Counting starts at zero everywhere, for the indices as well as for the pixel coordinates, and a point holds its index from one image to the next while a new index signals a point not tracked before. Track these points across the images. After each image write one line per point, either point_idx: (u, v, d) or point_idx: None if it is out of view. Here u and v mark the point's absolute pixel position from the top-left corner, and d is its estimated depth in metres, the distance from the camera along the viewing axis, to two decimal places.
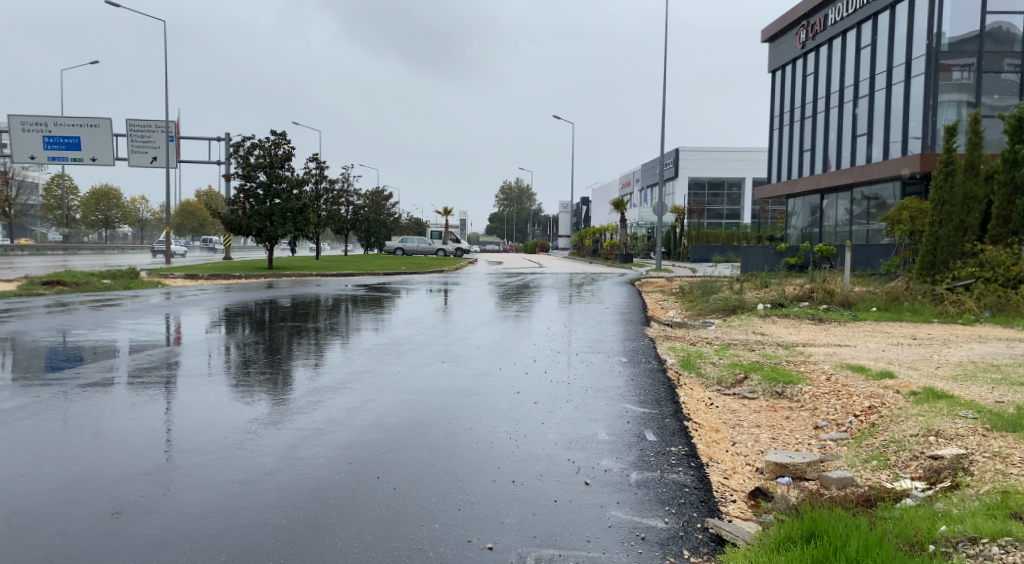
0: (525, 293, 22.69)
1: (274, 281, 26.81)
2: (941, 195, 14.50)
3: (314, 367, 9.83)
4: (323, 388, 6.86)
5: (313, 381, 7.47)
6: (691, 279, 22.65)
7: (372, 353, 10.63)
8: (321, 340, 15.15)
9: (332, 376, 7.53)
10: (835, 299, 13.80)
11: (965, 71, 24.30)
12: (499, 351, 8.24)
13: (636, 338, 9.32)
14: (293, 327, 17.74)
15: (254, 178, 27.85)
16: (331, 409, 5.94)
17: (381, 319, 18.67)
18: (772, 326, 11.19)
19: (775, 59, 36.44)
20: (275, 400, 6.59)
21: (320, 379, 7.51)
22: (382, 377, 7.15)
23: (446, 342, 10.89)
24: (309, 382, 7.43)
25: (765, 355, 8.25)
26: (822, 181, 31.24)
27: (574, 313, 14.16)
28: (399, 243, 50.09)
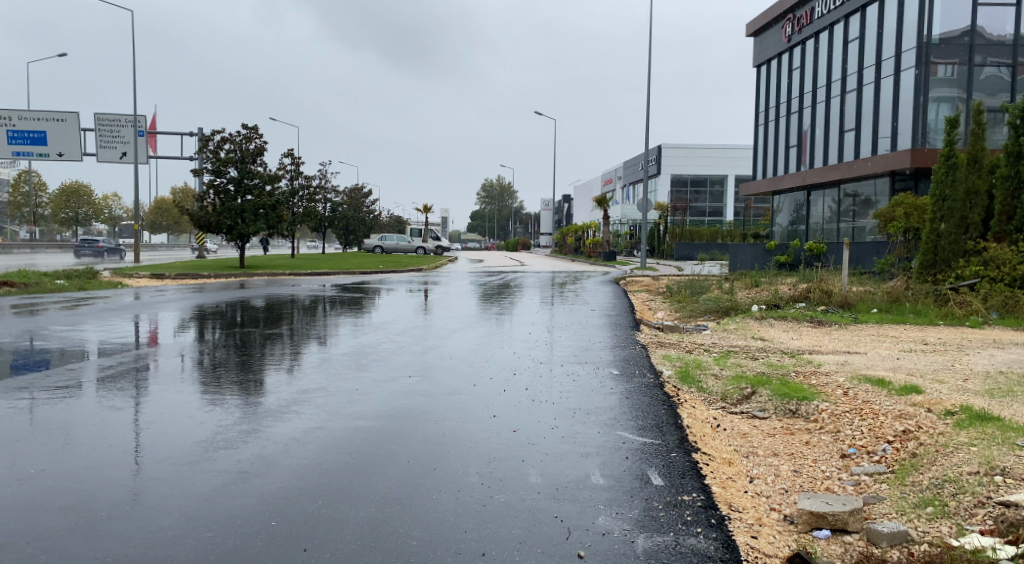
0: (507, 293, 21.87)
1: (246, 281, 25.76)
2: (942, 190, 13.81)
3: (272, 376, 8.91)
4: (278, 405, 5.99)
5: (269, 396, 6.60)
6: (678, 278, 21.88)
7: (345, 359, 9.79)
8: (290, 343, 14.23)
9: (292, 390, 6.66)
10: (834, 299, 13.03)
11: (950, 67, 23.74)
12: (477, 361, 7.41)
13: (627, 345, 8.51)
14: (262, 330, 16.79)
15: (225, 174, 26.83)
16: (274, 434, 5.05)
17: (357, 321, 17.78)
18: (771, 331, 10.40)
19: (760, 54, 35.81)
20: (213, 420, 5.69)
21: (277, 393, 6.64)
22: (344, 392, 6.29)
23: (424, 347, 10.06)
24: (266, 396, 6.57)
25: (769, 365, 7.46)
26: (808, 177, 30.61)
27: (559, 315, 13.36)
28: (378, 241, 49.06)
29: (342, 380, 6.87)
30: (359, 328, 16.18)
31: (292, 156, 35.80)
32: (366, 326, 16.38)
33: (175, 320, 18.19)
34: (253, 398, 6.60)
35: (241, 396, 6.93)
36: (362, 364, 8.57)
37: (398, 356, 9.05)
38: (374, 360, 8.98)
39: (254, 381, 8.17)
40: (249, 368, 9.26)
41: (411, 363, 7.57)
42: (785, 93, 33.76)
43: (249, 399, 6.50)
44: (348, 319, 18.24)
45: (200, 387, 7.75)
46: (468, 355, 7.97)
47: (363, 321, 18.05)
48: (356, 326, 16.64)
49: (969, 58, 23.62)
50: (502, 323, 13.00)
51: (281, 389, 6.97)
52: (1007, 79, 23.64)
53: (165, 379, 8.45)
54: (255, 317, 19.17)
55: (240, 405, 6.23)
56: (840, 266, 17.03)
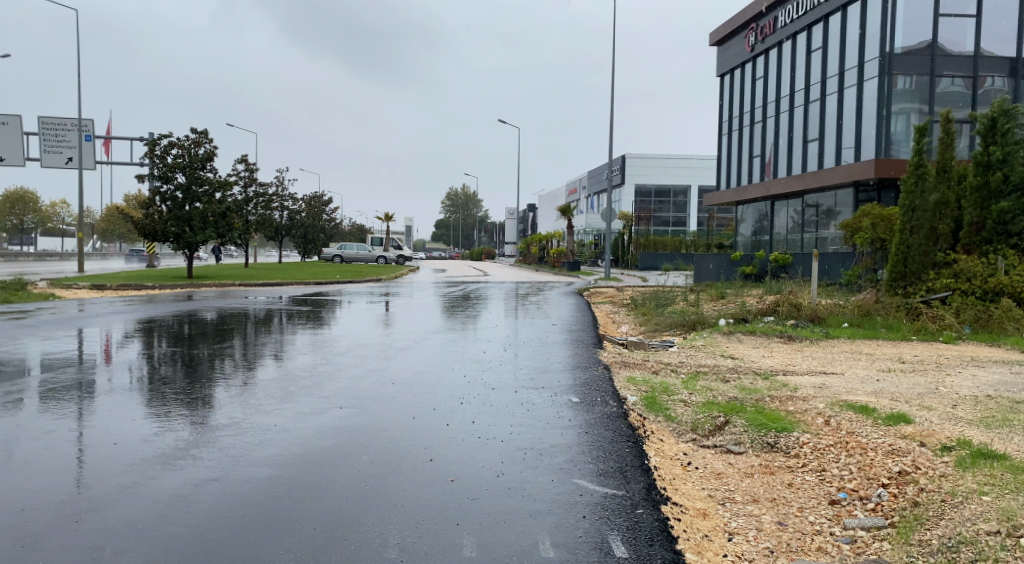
0: (468, 305, 21.15)
1: (195, 292, 24.71)
2: (912, 200, 13.33)
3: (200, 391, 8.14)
4: (184, 442, 5.13)
5: (181, 427, 5.75)
6: (642, 289, 21.39)
7: (287, 374, 8.97)
8: (232, 356, 13.40)
9: (205, 422, 5.82)
10: (803, 314, 12.54)
11: (909, 78, 23.70)
12: (422, 387, 6.65)
13: (589, 366, 7.83)
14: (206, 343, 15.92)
15: (171, 180, 25.80)
16: (175, 479, 4.30)
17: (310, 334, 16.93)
18: (740, 348, 9.82)
19: (723, 63, 35.70)
20: (111, 457, 4.90)
21: (191, 425, 5.78)
22: (265, 427, 5.45)
23: (371, 365, 9.26)
24: (174, 429, 5.71)
25: (742, 390, 6.85)
26: (772, 188, 30.41)
27: (519, 329, 12.68)
28: (337, 250, 47.96)
29: (266, 410, 6.04)
30: (312, 341, 15.35)
31: (247, 162, 34.76)
32: (318, 339, 15.54)
33: (116, 332, 17.17)
34: (161, 429, 5.73)
35: (155, 423, 6.08)
36: (300, 384, 7.75)
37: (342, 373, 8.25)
38: (317, 376, 8.16)
39: (181, 403, 7.32)
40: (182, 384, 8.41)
41: (348, 387, 6.76)
42: (748, 104, 33.63)
43: (157, 431, 5.64)
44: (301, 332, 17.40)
45: (115, 411, 6.88)
46: (412, 380, 7.19)
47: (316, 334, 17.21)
48: (307, 339, 15.82)
49: (931, 70, 23.56)
50: (457, 337, 12.29)
51: (200, 417, 6.12)
52: (968, 92, 23.66)
53: (81, 397, 7.62)
54: (203, 330, 18.23)
55: (143, 439, 5.36)
56: (808, 278, 16.64)
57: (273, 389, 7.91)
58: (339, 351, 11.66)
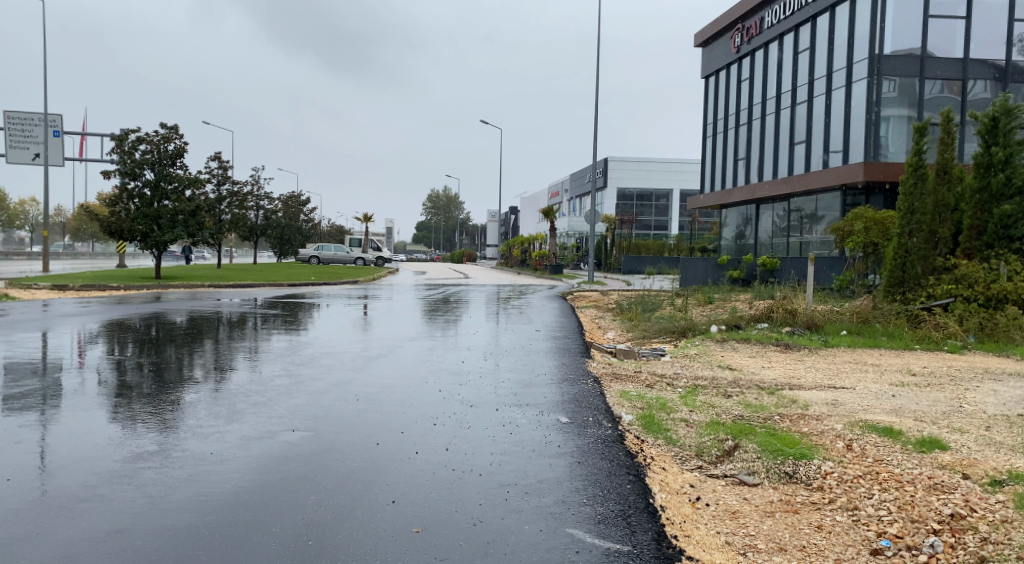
0: (448, 308, 20.41)
1: (164, 293, 23.78)
2: (911, 203, 12.75)
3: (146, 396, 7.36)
4: (102, 464, 4.28)
5: (104, 443, 4.90)
6: (626, 294, 20.78)
7: (245, 379, 8.16)
8: (196, 360, 12.59)
9: (139, 438, 5.00)
10: (799, 321, 11.92)
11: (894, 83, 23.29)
12: (390, 400, 5.84)
13: (577, 378, 7.10)
14: (170, 346, 15.08)
15: (139, 177, 24.89)
16: (90, 516, 3.52)
17: (281, 337, 16.12)
18: (737, 358, 9.16)
19: (708, 65, 35.29)
20: (22, 479, 4.09)
21: (117, 440, 4.93)
22: (200, 445, 4.61)
23: (337, 368, 8.46)
24: (96, 445, 4.86)
25: (749, 407, 6.17)
26: (758, 191, 29.93)
27: (501, 334, 11.95)
28: (314, 250, 46.99)
29: (206, 423, 5.20)
30: (283, 344, 14.57)
31: (220, 159, 33.81)
32: (290, 342, 14.77)
33: (75, 335, 16.27)
34: (81, 445, 4.88)
35: (79, 438, 5.22)
36: (257, 393, 6.93)
37: (303, 379, 7.43)
38: (275, 382, 7.34)
39: (121, 412, 6.50)
40: (126, 389, 7.58)
41: (306, 397, 5.93)
42: (734, 106, 33.15)
43: (74, 447, 4.79)
44: (273, 335, 16.58)
45: (42, 423, 6.04)
46: (379, 390, 6.38)
47: (288, 337, 16.41)
48: (278, 342, 15.04)
49: (920, 73, 23.15)
50: (435, 341, 11.54)
51: (130, 431, 5.27)
52: (957, 97, 23.28)
53: (16, 406, 6.82)
54: (170, 333, 17.37)
55: (54, 457, 4.52)
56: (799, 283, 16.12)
57: (230, 396, 7.12)
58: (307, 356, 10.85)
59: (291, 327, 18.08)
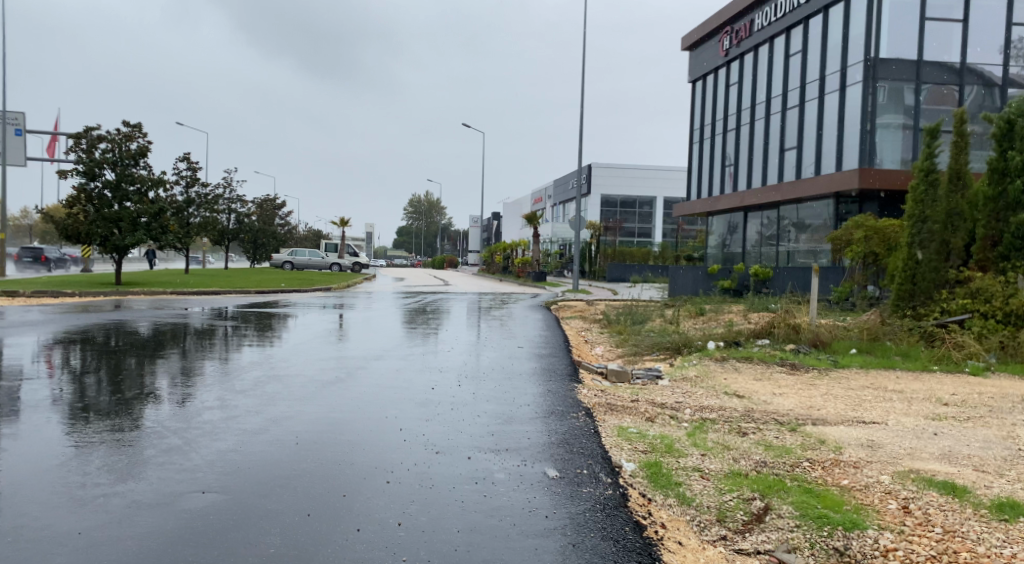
0: (426, 318, 19.35)
1: (128, 301, 22.57)
2: (921, 211, 11.88)
3: (64, 419, 6.28)
4: None
5: None
6: (613, 304, 19.87)
7: (188, 399, 7.11)
8: (147, 373, 11.51)
9: (19, 484, 3.94)
10: (803, 338, 10.93)
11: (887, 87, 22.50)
12: (333, 445, 4.76)
13: (566, 410, 6.04)
14: (124, 357, 13.96)
15: (98, 177, 23.65)
16: None
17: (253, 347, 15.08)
18: (742, 383, 8.16)
19: (696, 69, 34.50)
20: None
21: None
22: (68, 514, 3.52)
23: (291, 386, 7.40)
24: None
25: (770, 451, 5.18)
26: (747, 198, 29.08)
27: (479, 347, 10.91)
28: (290, 256, 45.73)
29: (98, 472, 4.12)
30: (247, 354, 13.52)
31: (189, 160, 32.58)
32: (254, 353, 13.71)
33: (22, 344, 15.10)
34: None
35: None
36: (191, 418, 5.87)
37: (245, 404, 6.36)
38: (214, 407, 6.28)
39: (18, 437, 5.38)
40: (41, 413, 6.47)
41: (232, 440, 4.85)
42: (722, 110, 32.38)
43: None
44: (238, 345, 15.50)
45: None
46: (323, 427, 5.31)
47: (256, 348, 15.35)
48: (240, 354, 13.95)
49: (916, 80, 22.43)
50: (406, 354, 10.50)
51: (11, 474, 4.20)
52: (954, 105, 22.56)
53: None
54: (134, 342, 16.27)
55: None
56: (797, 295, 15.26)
57: (160, 419, 6.04)
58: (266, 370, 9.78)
59: (260, 336, 17.00)
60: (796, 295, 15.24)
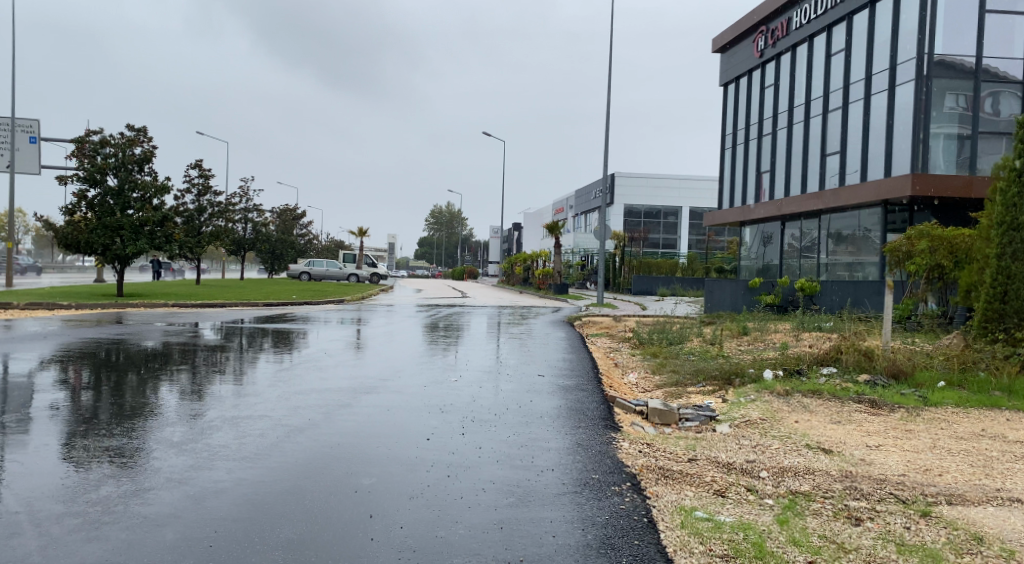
0: (444, 334, 17.81)
1: (128, 314, 21.29)
2: (1014, 216, 10.11)
3: None
4: None
5: None
6: (646, 321, 18.22)
7: (146, 439, 5.69)
8: (127, 392, 10.12)
9: None
10: (878, 368, 9.19)
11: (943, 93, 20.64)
12: (260, 554, 3.27)
13: (606, 482, 4.45)
14: (109, 373, 12.58)
15: (99, 184, 22.45)
16: None
17: (259, 364, 13.70)
18: (822, 432, 6.46)
19: (727, 71, 32.84)
20: None
21: None
22: None
23: (258, 425, 5.88)
24: None
25: (908, 556, 3.54)
26: (784, 207, 27.27)
27: (496, 372, 9.37)
28: (305, 266, 44.48)
29: None
30: (245, 373, 12.10)
31: (200, 167, 31.49)
32: (253, 370, 12.28)
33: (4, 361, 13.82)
34: None
35: None
36: (106, 477, 4.42)
37: (183, 456, 4.86)
38: (147, 458, 4.79)
39: None
40: None
41: (118, 539, 3.36)
42: (756, 114, 30.62)
43: None
44: (242, 362, 14.12)
45: None
46: (254, 510, 3.79)
47: (261, 366, 13.96)
48: (235, 371, 12.54)
49: (975, 88, 20.61)
50: (412, 380, 8.94)
51: None
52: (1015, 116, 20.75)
53: None
54: (129, 357, 14.95)
55: None
56: (864, 318, 13.55)
57: (75, 473, 4.58)
58: (253, 397, 8.34)
59: (267, 352, 15.59)
60: (864, 319, 13.52)
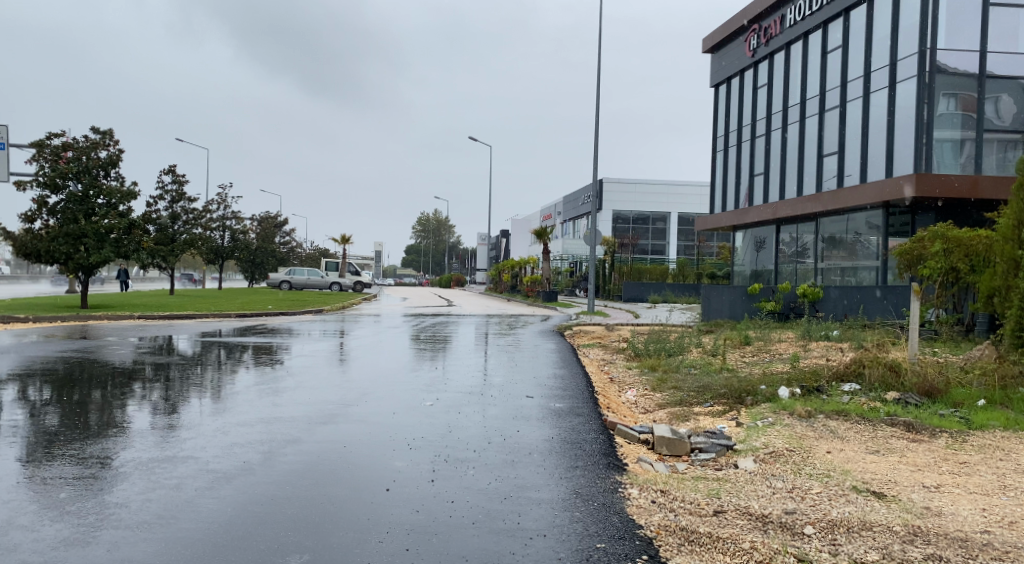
0: (427, 345, 16.72)
1: (92, 327, 20.06)
2: None
3: None
4: None
5: None
6: (641, 330, 17.19)
7: (52, 473, 4.60)
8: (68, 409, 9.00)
9: None
10: (907, 386, 8.16)
11: (945, 91, 19.83)
12: None
13: (618, 555, 3.43)
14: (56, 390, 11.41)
15: (61, 190, 21.27)
16: None
17: (225, 378, 12.60)
18: (867, 467, 5.40)
19: (718, 72, 32.00)
20: None
21: None
22: None
23: (180, 463, 4.77)
24: None
25: None
26: (780, 210, 26.30)
27: (481, 390, 8.30)
28: (286, 274, 43.26)
29: None
30: (207, 389, 10.97)
31: (174, 172, 30.34)
32: (219, 384, 11.19)
33: None
34: None
35: None
36: None
37: (64, 514, 3.72)
38: (22, 517, 3.68)
39: None
40: None
41: None
42: (749, 115, 29.76)
43: None
44: (206, 376, 13.00)
45: None
46: None
47: (226, 380, 12.83)
48: (194, 386, 11.40)
49: (979, 91, 19.82)
50: (384, 394, 7.85)
51: None
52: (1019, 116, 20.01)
53: None
54: (86, 373, 13.77)
55: None
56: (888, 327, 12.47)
57: None
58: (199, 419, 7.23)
59: (239, 365, 14.47)
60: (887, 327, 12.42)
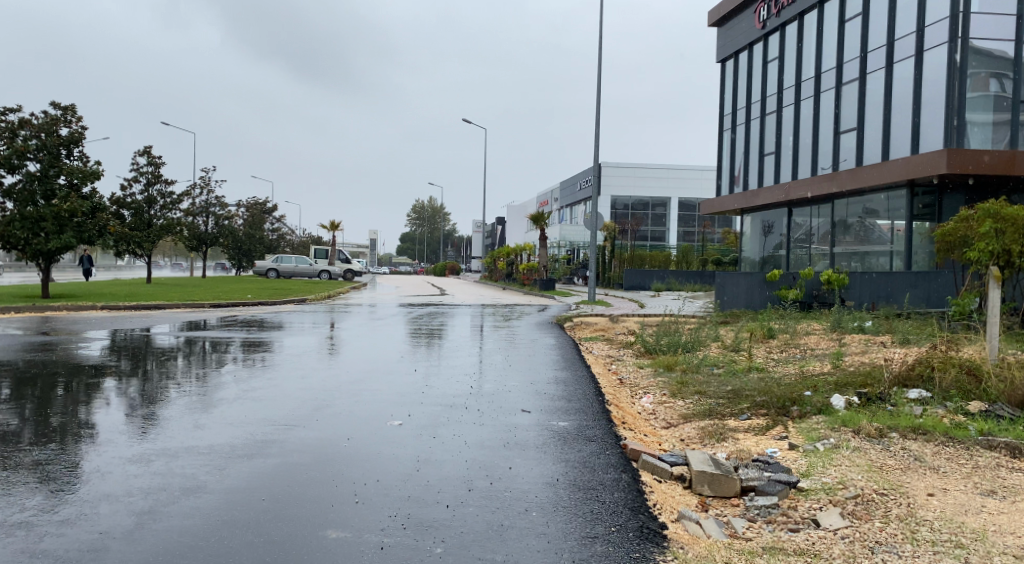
0: (420, 339, 15.10)
1: (52, 318, 18.44)
2: None
3: None
4: None
5: None
6: (648, 321, 15.60)
7: None
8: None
9: None
10: (994, 394, 6.58)
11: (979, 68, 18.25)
12: None
13: None
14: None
15: (18, 169, 19.56)
16: None
17: (181, 375, 11.03)
18: (1002, 524, 3.81)
19: (726, 46, 30.30)
20: None
21: None
22: None
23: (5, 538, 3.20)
24: None
25: None
26: (792, 191, 24.63)
27: (466, 399, 6.71)
28: (274, 262, 41.56)
29: None
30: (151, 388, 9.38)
31: (148, 154, 28.65)
32: (168, 385, 9.62)
33: None
34: None
35: None
36: None
37: None
38: None
39: None
40: None
41: None
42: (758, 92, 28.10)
43: None
44: (159, 373, 11.40)
45: None
46: None
47: (180, 376, 11.24)
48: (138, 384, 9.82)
49: (1016, 70, 18.23)
50: (345, 408, 6.26)
51: None
52: None
53: None
54: (25, 368, 12.19)
55: None
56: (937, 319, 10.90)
57: None
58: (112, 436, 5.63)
59: (201, 360, 12.91)
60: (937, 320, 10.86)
